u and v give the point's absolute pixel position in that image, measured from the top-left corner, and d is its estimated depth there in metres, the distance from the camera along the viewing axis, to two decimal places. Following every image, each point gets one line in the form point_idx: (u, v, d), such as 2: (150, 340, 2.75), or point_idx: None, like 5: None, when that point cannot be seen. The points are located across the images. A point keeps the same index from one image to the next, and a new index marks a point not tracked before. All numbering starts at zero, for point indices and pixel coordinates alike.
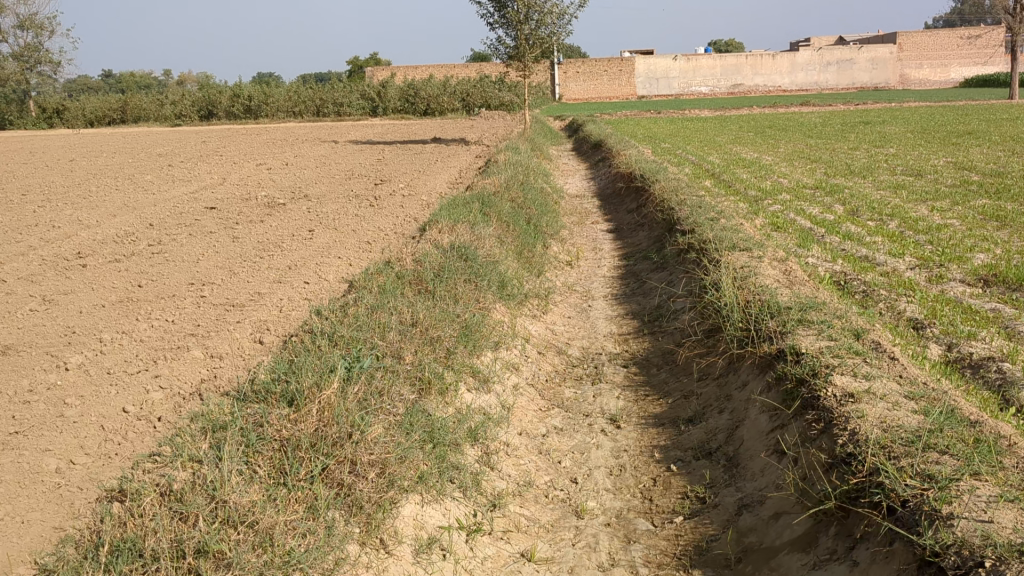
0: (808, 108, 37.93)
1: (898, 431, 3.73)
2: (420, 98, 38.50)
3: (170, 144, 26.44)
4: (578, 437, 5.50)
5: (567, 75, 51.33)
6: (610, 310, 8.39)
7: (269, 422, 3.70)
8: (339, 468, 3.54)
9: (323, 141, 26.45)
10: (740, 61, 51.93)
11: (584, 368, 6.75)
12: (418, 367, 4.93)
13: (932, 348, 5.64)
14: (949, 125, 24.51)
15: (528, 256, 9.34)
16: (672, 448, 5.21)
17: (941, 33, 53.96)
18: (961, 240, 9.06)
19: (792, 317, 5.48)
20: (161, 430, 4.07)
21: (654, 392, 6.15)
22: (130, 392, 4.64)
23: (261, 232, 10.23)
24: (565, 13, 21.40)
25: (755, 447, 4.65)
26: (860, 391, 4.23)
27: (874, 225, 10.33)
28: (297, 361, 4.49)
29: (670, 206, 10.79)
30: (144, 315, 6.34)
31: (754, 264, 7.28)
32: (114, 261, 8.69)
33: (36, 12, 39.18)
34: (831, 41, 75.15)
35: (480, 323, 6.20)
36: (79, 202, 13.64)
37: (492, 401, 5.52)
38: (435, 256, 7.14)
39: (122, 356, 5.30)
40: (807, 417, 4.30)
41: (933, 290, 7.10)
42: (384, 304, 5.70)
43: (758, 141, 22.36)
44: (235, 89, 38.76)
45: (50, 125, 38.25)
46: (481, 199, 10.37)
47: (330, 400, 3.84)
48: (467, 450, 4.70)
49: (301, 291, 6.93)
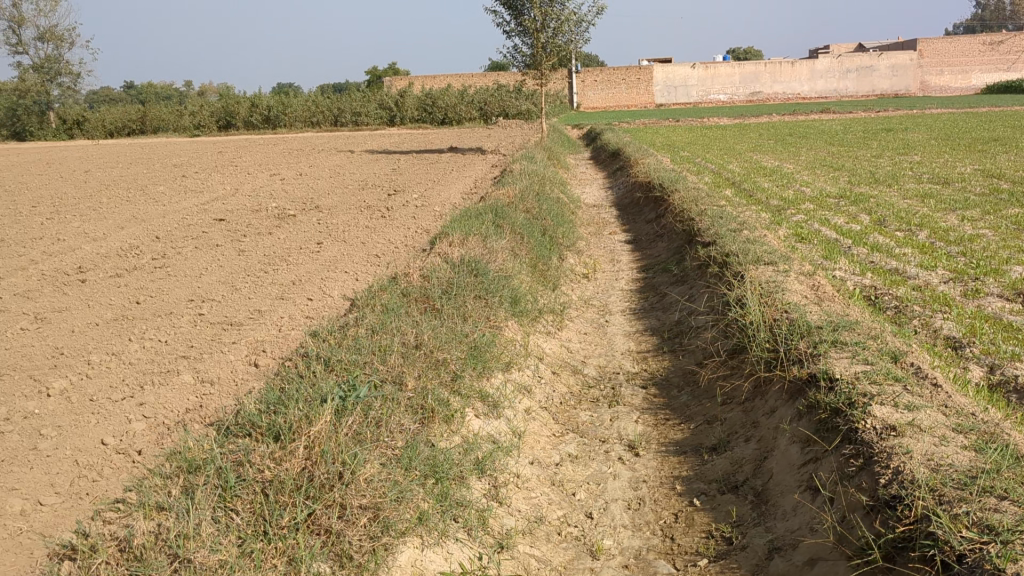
0: (827, 115, 37.37)
1: (949, 471, 3.35)
2: (438, 107, 38.29)
3: (186, 155, 26.32)
4: (594, 466, 5.13)
5: (585, 83, 50.71)
6: (628, 326, 8.02)
7: (250, 462, 3.38)
8: (327, 513, 3.20)
9: (338, 151, 26.24)
10: (759, 69, 51.72)
11: (600, 390, 6.37)
12: (421, 395, 4.59)
13: (974, 370, 5.24)
14: (974, 132, 23.91)
15: (543, 268, 8.98)
16: (695, 479, 4.83)
17: (962, 39, 53.29)
18: (996, 252, 8.61)
19: (825, 338, 5.08)
20: (138, 466, 3.78)
21: (674, 415, 5.77)
22: (110, 423, 4.33)
23: (268, 245, 9.95)
24: (582, 20, 21.07)
25: (787, 483, 4.26)
26: (903, 424, 3.84)
27: (902, 235, 9.92)
28: (287, 391, 4.17)
29: (690, 217, 10.41)
30: (138, 334, 6.04)
31: (779, 279, 6.89)
32: (114, 276, 8.41)
33: (56, 24, 39.29)
34: (849, 50, 75.01)
35: (490, 344, 5.82)
36: (88, 214, 13.41)
37: (502, 427, 5.15)
38: (443, 271, 6.78)
39: (108, 381, 4.99)
40: (844, 451, 3.93)
41: (970, 306, 6.69)
42: (387, 325, 5.36)
43: (779, 149, 21.91)
44: (253, 98, 38.69)
45: (69, 135, 38.52)
46: (494, 210, 10.01)
47: (319, 435, 3.51)
48: (473, 484, 4.33)
49: (303, 309, 6.64)
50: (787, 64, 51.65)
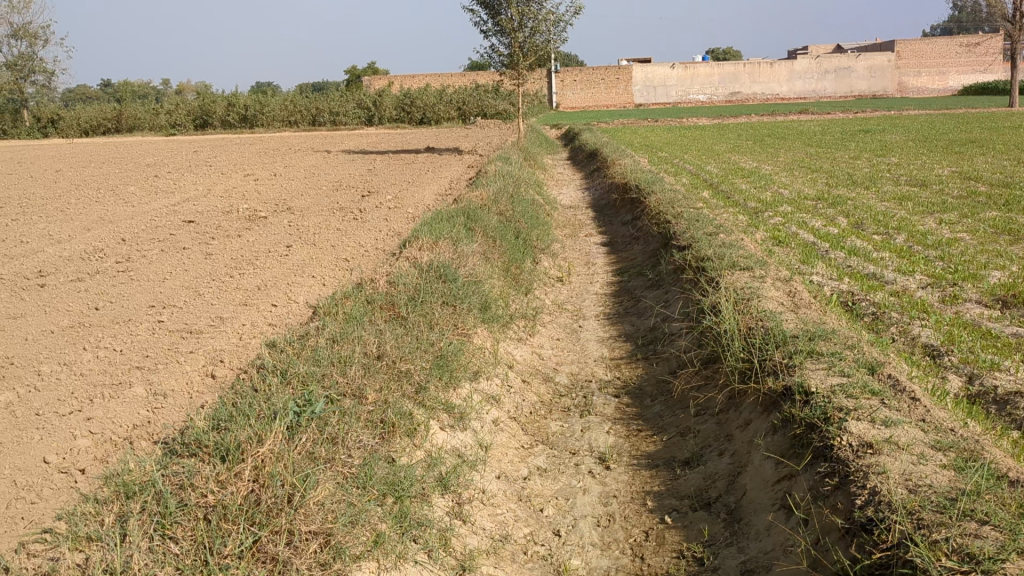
0: (805, 116, 37.52)
1: (927, 493, 3.24)
2: (416, 107, 38.04)
3: (161, 154, 25.96)
4: (563, 480, 4.96)
5: (564, 83, 50.68)
6: (602, 331, 7.88)
7: (194, 485, 3.20)
8: (273, 540, 3.01)
9: (315, 150, 25.95)
10: (738, 70, 51.87)
11: (572, 399, 6.21)
12: (383, 409, 4.41)
13: (952, 380, 5.12)
14: (952, 133, 23.97)
15: (516, 272, 8.82)
16: (667, 495, 4.67)
17: (939, 41, 53.73)
18: (974, 256, 8.53)
19: (800, 348, 4.94)
20: (80, 488, 3.57)
21: (647, 427, 5.62)
22: (54, 440, 4.11)
23: (236, 248, 9.73)
24: (560, 20, 20.94)
25: (760, 501, 4.12)
26: (880, 441, 3.70)
27: (880, 238, 9.84)
28: (239, 407, 3.97)
29: (666, 219, 10.28)
30: (93, 343, 5.82)
31: (756, 285, 6.76)
32: (75, 280, 8.17)
33: (30, 21, 38.77)
34: (826, 49, 75.90)
35: (457, 353, 5.65)
36: (55, 215, 13.10)
37: (468, 440, 4.98)
38: (410, 276, 6.59)
39: (57, 394, 4.76)
40: (819, 470, 3.80)
41: (948, 312, 6.58)
42: (349, 335, 5.18)
43: (757, 150, 21.87)
44: (231, 98, 38.33)
45: (44, 134, 37.97)
46: (467, 212, 9.84)
47: (268, 457, 3.34)
48: (435, 502, 4.15)
49: (267, 316, 6.44)
50: (766, 65, 51.81)
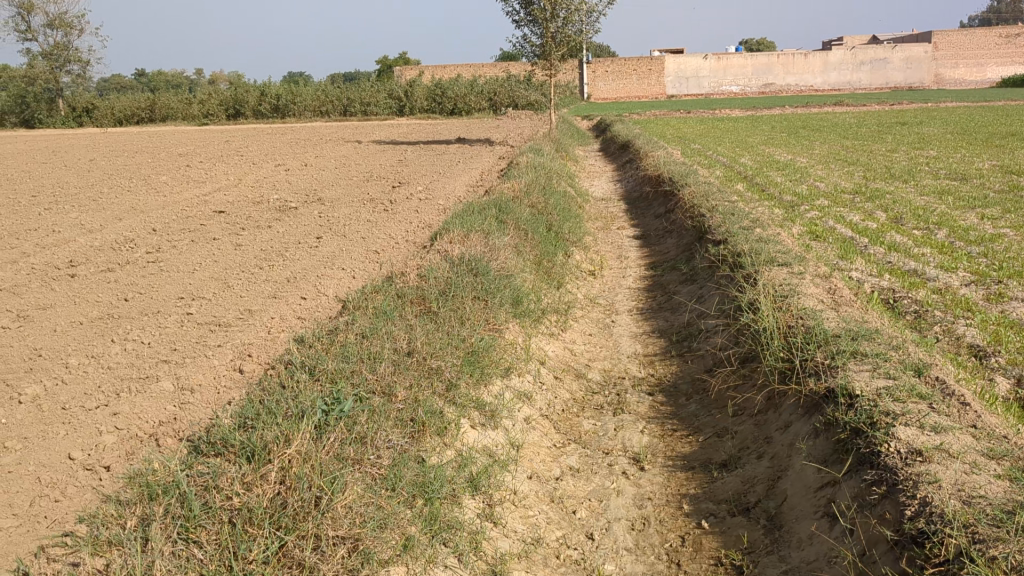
0: (840, 108, 36.98)
1: (982, 505, 3.08)
2: (447, 98, 37.93)
3: (193, 144, 26.06)
4: (596, 481, 4.84)
5: (596, 75, 50.47)
6: (635, 327, 7.74)
7: (219, 487, 3.11)
8: (299, 545, 2.92)
9: (345, 141, 25.90)
10: (772, 61, 51.20)
11: (605, 396, 6.08)
12: (412, 407, 4.31)
13: (1001, 383, 4.92)
14: (991, 126, 23.46)
15: (548, 266, 8.70)
16: (704, 499, 4.53)
17: (977, 31, 52.76)
18: (1018, 253, 8.28)
19: (843, 348, 4.77)
20: (104, 486, 3.51)
21: (682, 427, 5.48)
22: (79, 435, 4.05)
23: (265, 240, 9.68)
24: (593, 10, 20.73)
25: (802, 507, 3.98)
26: (930, 448, 3.54)
27: (920, 233, 9.59)
28: (267, 404, 3.90)
29: (700, 213, 10.09)
30: (121, 335, 5.77)
31: (795, 281, 6.58)
32: (105, 271, 8.15)
33: (66, 11, 39.05)
34: (863, 41, 74.63)
35: (488, 348, 5.54)
36: (87, 205, 13.14)
37: (499, 439, 4.87)
38: (441, 270, 6.50)
39: (83, 387, 4.71)
40: (865, 477, 3.64)
41: (994, 311, 6.36)
42: (378, 331, 5.09)
43: (791, 142, 21.55)
44: (263, 88, 38.53)
45: (79, 124, 38.30)
46: (499, 204, 9.72)
47: (294, 458, 3.25)
48: (465, 503, 4.04)
49: (296, 309, 6.37)
50: (800, 56, 51.12)
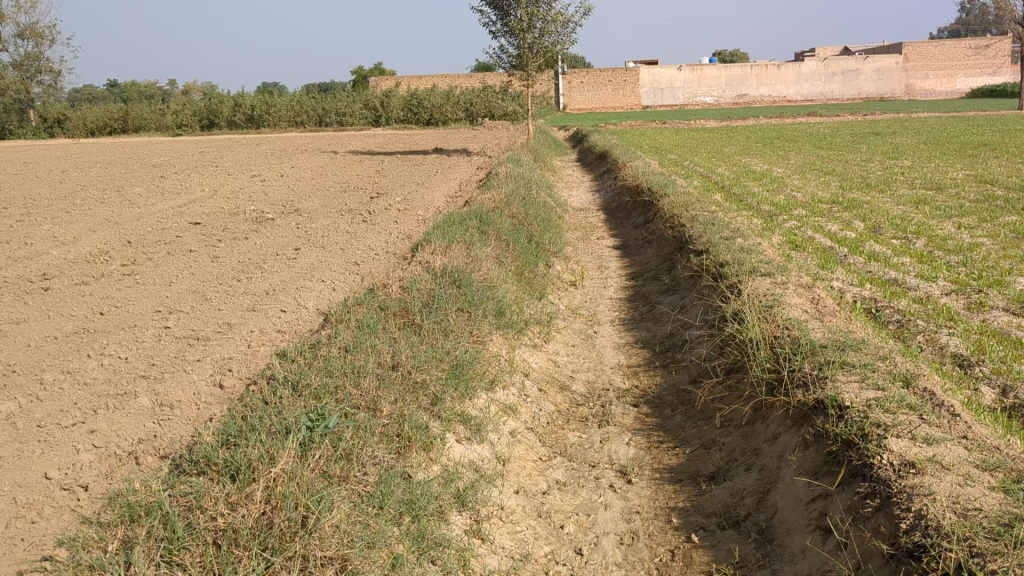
0: (814, 119, 37.24)
1: (978, 518, 3.06)
2: (423, 108, 37.87)
3: (167, 154, 25.84)
4: (583, 495, 4.78)
5: (571, 85, 50.58)
6: (618, 337, 7.70)
7: (203, 507, 3.03)
8: (286, 567, 2.84)
9: (321, 151, 25.76)
10: (745, 72, 51.70)
11: (590, 408, 6.03)
12: (397, 422, 4.24)
13: (986, 392, 4.91)
14: (963, 136, 23.71)
15: (530, 277, 8.66)
16: (693, 512, 4.48)
17: (947, 43, 53.48)
18: (996, 262, 8.33)
19: (831, 359, 4.75)
20: (82, 507, 3.41)
21: (669, 439, 5.43)
22: (56, 454, 3.94)
23: (243, 251, 9.56)
24: (569, 21, 20.79)
25: (793, 520, 3.94)
26: (923, 460, 3.52)
27: (899, 243, 9.63)
28: (250, 421, 3.81)
29: (680, 223, 10.09)
30: (97, 350, 5.65)
31: (778, 291, 6.56)
32: (79, 284, 8.00)
33: (37, 21, 38.67)
34: (834, 52, 75.55)
35: (472, 361, 5.47)
36: (60, 216, 12.95)
37: (485, 453, 4.80)
38: (424, 283, 6.43)
39: (59, 404, 4.59)
40: (858, 490, 3.62)
41: (975, 320, 6.38)
42: (361, 344, 5.02)
43: (767, 152, 21.69)
44: (237, 98, 38.29)
45: (50, 134, 37.89)
46: (480, 215, 9.66)
47: (280, 476, 3.16)
48: (452, 520, 3.96)
49: (276, 323, 6.28)
50: (773, 67, 51.58)
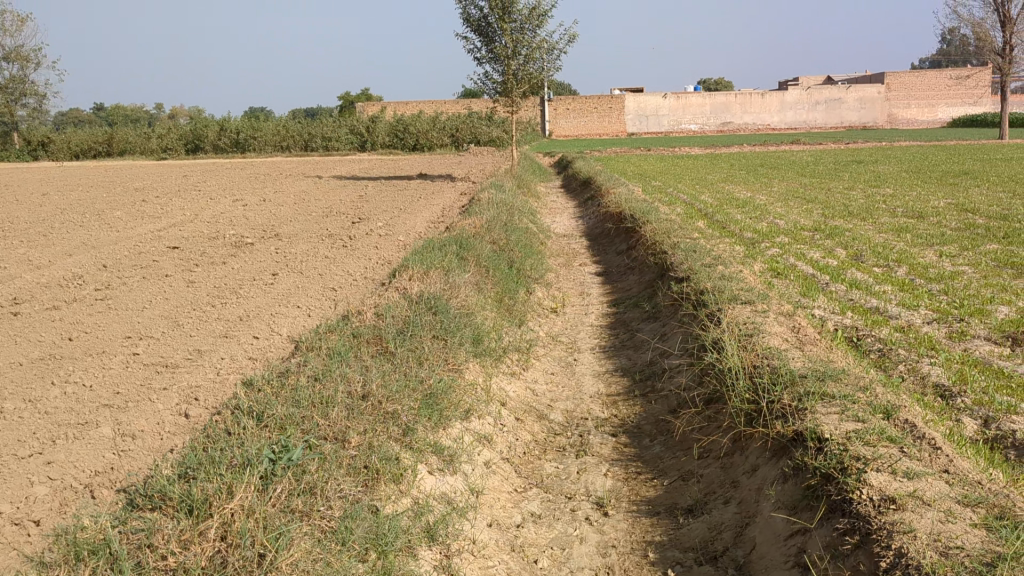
0: (798, 147, 37.39)
1: (960, 557, 2.96)
2: (409, 134, 37.86)
3: (150, 178, 25.72)
4: (558, 528, 4.66)
5: (557, 111, 50.78)
6: (598, 365, 7.61)
7: (154, 545, 2.90)
8: None
9: (305, 176, 25.65)
10: (729, 100, 52.04)
11: (568, 437, 5.92)
12: (366, 453, 4.12)
13: (968, 424, 4.82)
14: (945, 165, 23.79)
15: (509, 303, 8.56)
16: (670, 546, 4.37)
17: (928, 73, 53.97)
18: (978, 291, 8.29)
19: (810, 390, 4.66)
20: (32, 543, 3.27)
21: (646, 470, 5.33)
22: (9, 486, 3.80)
23: (219, 276, 9.43)
24: (554, 48, 20.87)
25: (772, 556, 3.84)
26: (903, 495, 3.43)
27: (880, 271, 9.60)
28: (211, 453, 3.69)
29: (662, 250, 10.04)
30: (62, 377, 5.51)
31: (758, 320, 6.49)
32: (50, 309, 7.85)
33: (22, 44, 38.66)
34: (818, 81, 76.24)
35: (447, 390, 5.35)
36: (36, 240, 12.80)
37: (457, 484, 4.67)
38: (399, 310, 6.33)
39: (17, 434, 4.45)
40: (837, 525, 3.52)
41: (956, 350, 6.31)
42: (331, 373, 4.90)
43: (751, 180, 21.69)
44: (222, 122, 38.22)
45: (34, 157, 37.74)
46: (460, 240, 9.58)
47: (237, 512, 3.04)
48: (420, 555, 3.81)
49: (248, 349, 6.15)
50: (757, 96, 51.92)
